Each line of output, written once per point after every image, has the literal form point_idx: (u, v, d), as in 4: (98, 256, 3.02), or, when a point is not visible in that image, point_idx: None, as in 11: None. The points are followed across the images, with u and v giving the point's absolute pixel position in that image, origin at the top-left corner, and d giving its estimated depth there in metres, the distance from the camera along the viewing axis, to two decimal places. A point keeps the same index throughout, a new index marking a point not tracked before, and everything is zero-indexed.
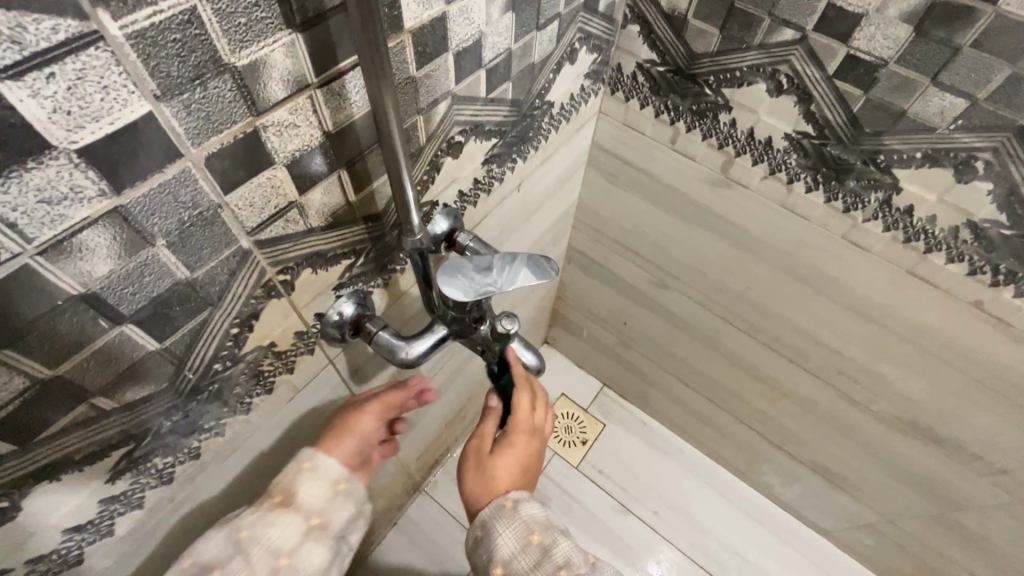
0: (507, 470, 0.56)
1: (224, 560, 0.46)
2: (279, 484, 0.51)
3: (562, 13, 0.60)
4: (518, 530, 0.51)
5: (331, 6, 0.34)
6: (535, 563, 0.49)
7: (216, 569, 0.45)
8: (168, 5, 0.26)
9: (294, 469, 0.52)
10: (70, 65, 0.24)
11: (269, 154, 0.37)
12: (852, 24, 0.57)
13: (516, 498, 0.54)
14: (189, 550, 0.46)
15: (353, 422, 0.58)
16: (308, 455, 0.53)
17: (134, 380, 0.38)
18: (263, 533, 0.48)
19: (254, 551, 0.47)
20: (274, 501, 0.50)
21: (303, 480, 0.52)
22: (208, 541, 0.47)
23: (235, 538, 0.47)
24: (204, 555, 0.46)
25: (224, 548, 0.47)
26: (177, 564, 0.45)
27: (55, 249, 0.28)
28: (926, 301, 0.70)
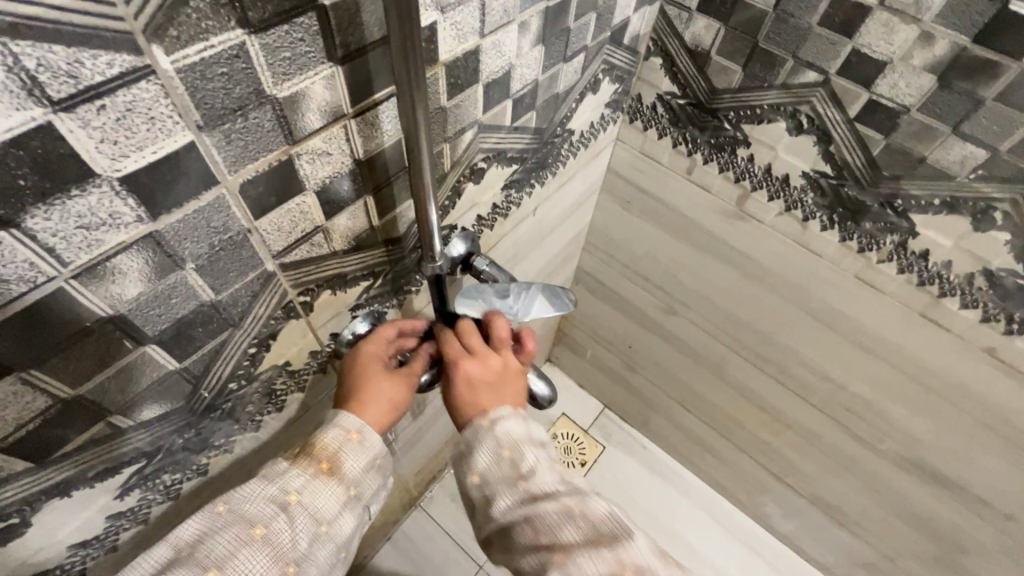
0: (467, 393, 0.46)
1: (267, 518, 0.38)
2: (326, 449, 0.43)
3: (589, 45, 0.61)
4: (489, 447, 0.44)
5: (372, 40, 0.34)
6: (506, 477, 0.43)
7: (257, 528, 0.38)
8: (219, 40, 0.26)
9: (340, 437, 0.43)
10: (121, 98, 0.25)
11: (301, 182, 0.37)
12: (876, 71, 0.57)
13: (496, 415, 0.45)
14: (229, 496, 0.38)
15: (393, 389, 0.48)
16: (356, 423, 0.45)
17: (152, 398, 0.38)
18: (310, 501, 0.40)
19: (300, 519, 0.39)
20: (321, 468, 0.42)
21: (350, 451, 0.43)
22: (250, 491, 0.39)
23: (282, 500, 0.39)
24: (246, 508, 0.38)
25: (269, 505, 0.39)
26: (209, 509, 0.38)
27: (89, 272, 0.28)
28: (939, 345, 0.70)
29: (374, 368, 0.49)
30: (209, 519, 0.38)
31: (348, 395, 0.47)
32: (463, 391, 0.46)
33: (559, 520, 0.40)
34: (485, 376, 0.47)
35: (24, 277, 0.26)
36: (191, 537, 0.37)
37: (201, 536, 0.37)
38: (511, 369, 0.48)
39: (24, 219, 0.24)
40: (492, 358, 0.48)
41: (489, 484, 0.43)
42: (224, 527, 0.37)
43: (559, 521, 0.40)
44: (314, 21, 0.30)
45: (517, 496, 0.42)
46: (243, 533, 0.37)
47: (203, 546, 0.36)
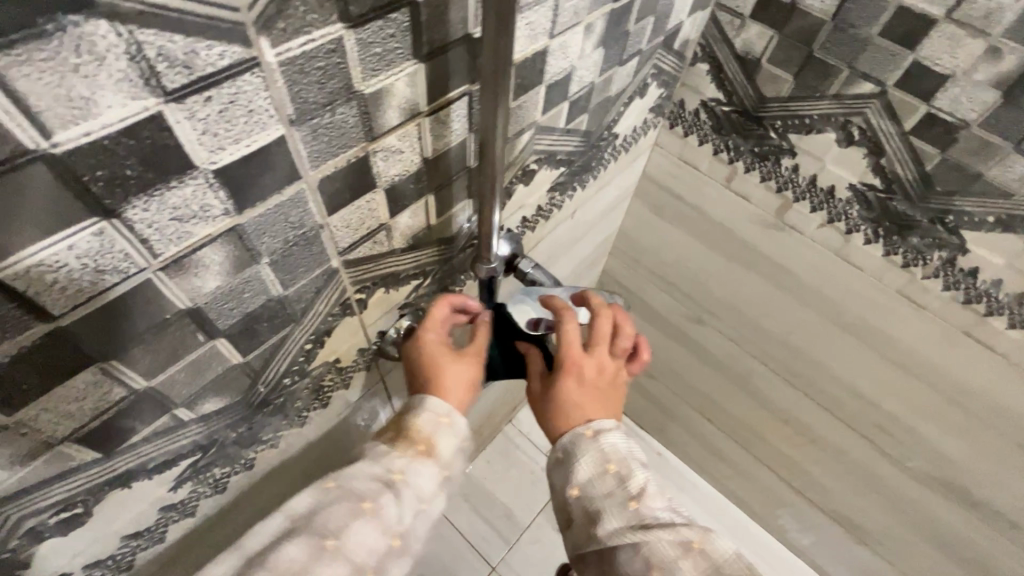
0: (576, 392, 0.45)
1: (375, 493, 0.38)
2: (422, 432, 0.43)
3: (644, 49, 0.60)
4: (594, 458, 0.42)
5: (455, 38, 0.34)
6: (609, 493, 0.40)
7: (368, 502, 0.37)
8: (321, 34, 0.26)
9: (433, 421, 0.43)
10: (226, 89, 0.24)
11: (372, 179, 0.36)
12: (936, 84, 0.56)
13: (599, 426, 0.43)
14: (337, 473, 0.39)
15: (468, 375, 0.47)
16: (444, 408, 0.44)
17: (215, 392, 0.38)
18: (412, 479, 0.41)
19: (405, 497, 0.40)
20: (419, 450, 0.42)
21: (443, 434, 0.44)
22: (358, 471, 0.39)
23: (387, 478, 0.40)
24: (354, 484, 0.38)
25: (376, 482, 0.39)
26: (318, 484, 0.38)
27: (176, 264, 0.28)
28: (983, 366, 0.69)
29: (445, 354, 0.47)
30: (319, 494, 0.37)
31: (427, 381, 0.46)
32: (574, 390, 0.45)
33: (675, 554, 0.36)
34: (597, 381, 0.46)
35: (118, 268, 0.26)
36: (304, 510, 0.36)
37: (314, 508, 0.36)
38: (621, 382, 0.47)
39: (126, 209, 0.24)
40: (608, 364, 0.46)
41: (592, 499, 0.41)
42: (335, 501, 0.37)
43: (673, 555, 0.36)
44: (405, 18, 0.30)
45: (626, 518, 0.39)
46: (354, 506, 0.37)
47: (318, 517, 0.36)
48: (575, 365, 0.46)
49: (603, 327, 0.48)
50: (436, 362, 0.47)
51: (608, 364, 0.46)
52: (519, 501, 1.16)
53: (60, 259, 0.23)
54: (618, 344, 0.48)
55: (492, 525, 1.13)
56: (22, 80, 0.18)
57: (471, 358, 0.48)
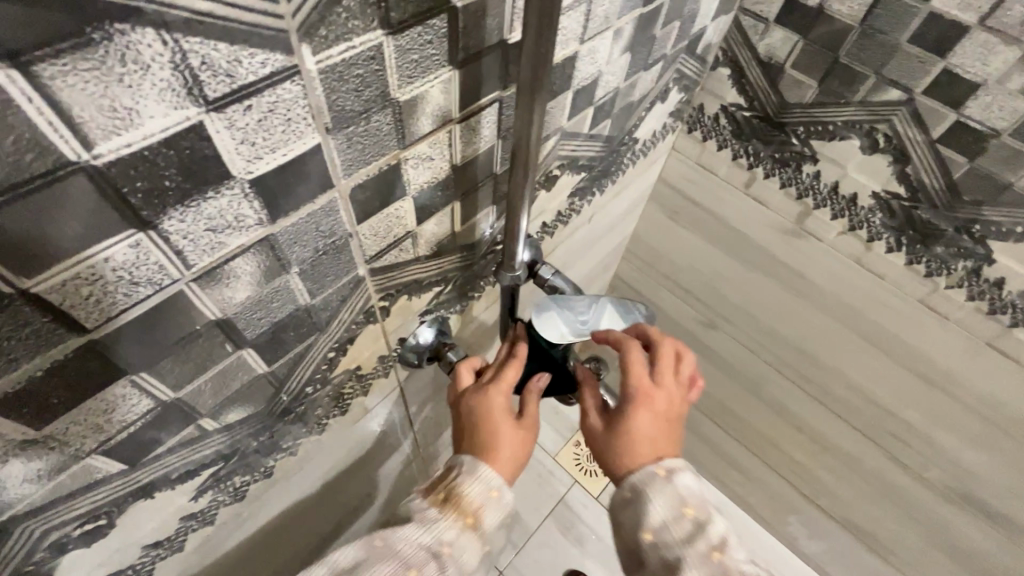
0: (645, 432, 0.44)
1: (420, 562, 0.39)
2: (471, 503, 0.42)
3: (668, 54, 0.59)
4: (670, 501, 0.42)
5: (489, 44, 0.33)
6: (689, 539, 0.40)
7: (413, 569, 0.38)
8: (361, 41, 0.25)
9: (483, 493, 0.42)
10: (266, 97, 0.23)
11: (402, 187, 0.36)
12: (966, 92, 0.55)
13: (670, 466, 0.43)
14: (387, 533, 0.40)
15: (522, 446, 0.45)
16: (496, 481, 0.43)
17: (240, 401, 0.37)
18: (458, 554, 0.41)
19: (448, 570, 0.40)
20: (467, 522, 0.41)
21: (490, 508, 0.43)
22: (407, 534, 0.40)
23: (433, 548, 0.40)
24: (402, 548, 0.39)
25: (424, 551, 0.39)
26: (368, 539, 0.40)
27: (208, 275, 0.27)
28: (1007, 378, 0.68)
29: (504, 419, 0.45)
30: (368, 549, 0.39)
31: (481, 444, 0.44)
32: (642, 430, 0.44)
33: None
34: (664, 418, 0.45)
35: (151, 280, 0.25)
36: (351, 562, 0.38)
37: (360, 562, 0.38)
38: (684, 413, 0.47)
39: (162, 220, 0.23)
40: (676, 398, 0.46)
41: (667, 543, 0.41)
42: (380, 562, 0.38)
43: None
44: (444, 24, 0.29)
45: (709, 568, 0.39)
46: (398, 569, 0.38)
47: (363, 574, 0.37)
48: (643, 403, 0.45)
49: (669, 359, 0.47)
50: (495, 426, 0.45)
51: (676, 397, 0.46)
52: (526, 503, 1.13)
53: (96, 272, 0.23)
54: (682, 374, 0.47)
55: None
56: (66, 91, 0.18)
57: (523, 428, 0.46)
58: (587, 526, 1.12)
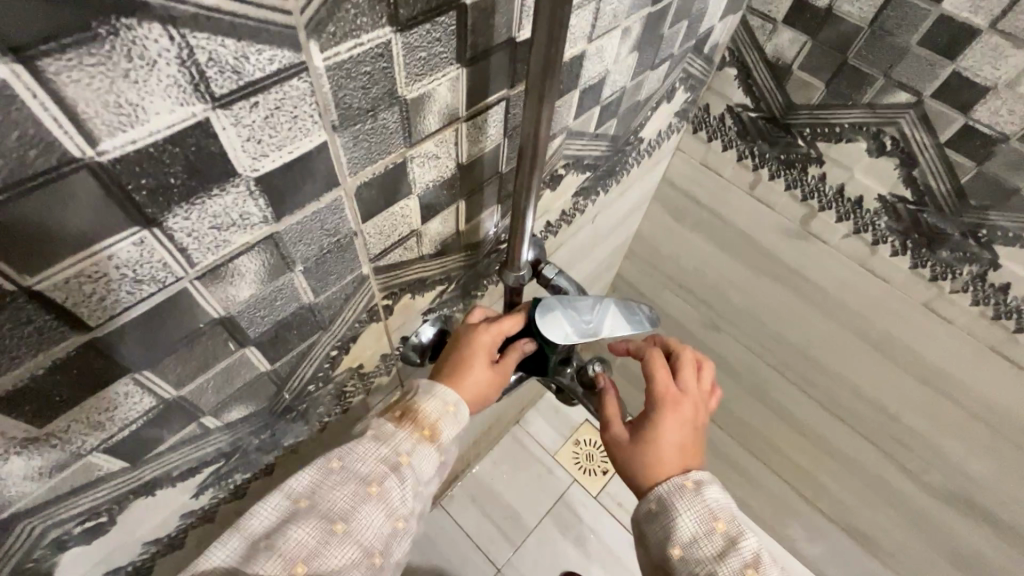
0: (674, 435, 0.45)
1: (380, 476, 0.38)
2: (427, 417, 0.42)
3: (675, 53, 0.58)
4: (700, 514, 0.41)
5: (498, 42, 0.33)
6: (720, 556, 0.39)
7: (373, 486, 0.37)
8: (369, 38, 0.25)
9: (440, 407, 0.43)
10: (273, 94, 0.23)
11: (407, 186, 0.35)
12: (975, 96, 0.55)
13: (699, 478, 0.43)
14: (341, 452, 0.38)
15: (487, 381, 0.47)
16: (452, 398, 0.44)
17: (242, 399, 0.37)
18: (417, 465, 0.40)
19: (407, 481, 0.39)
20: (423, 434, 0.42)
21: (447, 423, 0.43)
22: (362, 450, 0.39)
23: (393, 460, 0.39)
24: (358, 466, 0.38)
25: (382, 464, 0.39)
26: (323, 462, 0.38)
27: (211, 273, 0.27)
28: (1010, 384, 0.68)
29: (478, 355, 0.48)
30: (323, 474, 0.37)
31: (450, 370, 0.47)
32: (672, 434, 0.45)
33: None
34: (690, 423, 0.47)
35: (156, 277, 0.25)
36: (306, 490, 0.36)
37: (317, 487, 0.37)
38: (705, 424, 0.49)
39: (167, 218, 0.23)
40: (701, 413, 0.48)
41: (696, 560, 0.40)
42: (339, 484, 0.37)
43: None
44: (452, 21, 0.29)
45: None
46: (359, 490, 0.37)
47: (322, 499, 0.36)
48: (670, 407, 0.47)
49: (691, 375, 0.50)
50: (466, 357, 0.47)
51: (700, 411, 0.48)
52: (526, 501, 1.13)
53: (99, 269, 0.22)
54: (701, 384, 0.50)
55: (498, 525, 1.10)
56: (71, 86, 0.17)
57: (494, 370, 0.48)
58: (585, 525, 1.12)
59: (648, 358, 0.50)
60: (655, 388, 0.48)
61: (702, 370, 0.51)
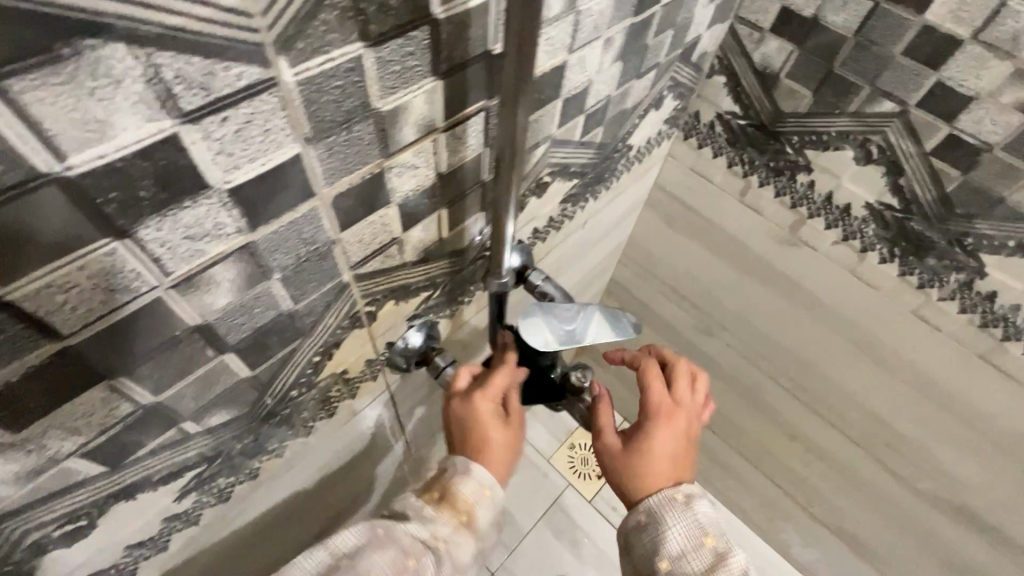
0: (662, 449, 0.46)
1: (418, 552, 0.39)
2: (466, 503, 0.43)
3: (662, 62, 0.59)
4: (689, 527, 0.42)
5: (474, 55, 0.33)
6: (707, 569, 0.40)
7: (412, 560, 0.38)
8: (340, 53, 0.26)
9: (477, 492, 0.44)
10: (243, 109, 0.24)
11: (386, 195, 0.36)
12: (959, 106, 0.55)
13: (689, 491, 0.44)
14: (387, 525, 0.40)
15: (510, 442, 0.47)
16: (488, 481, 0.45)
17: (223, 405, 0.37)
18: (455, 549, 0.42)
19: (444, 562, 0.40)
20: (461, 521, 0.43)
21: (483, 506, 0.44)
22: (407, 528, 0.40)
23: (431, 542, 0.41)
24: (402, 541, 0.39)
25: (421, 542, 0.40)
26: (368, 525, 0.40)
27: (186, 282, 0.28)
28: (999, 391, 0.68)
29: (492, 418, 0.47)
30: (368, 536, 0.39)
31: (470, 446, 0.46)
32: (660, 447, 0.46)
33: None
34: (680, 436, 0.47)
35: (129, 287, 0.25)
36: (350, 549, 0.38)
37: (360, 548, 0.38)
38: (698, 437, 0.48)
39: (139, 229, 0.24)
40: (694, 425, 0.48)
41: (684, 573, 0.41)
42: (381, 549, 0.38)
43: None
44: (425, 36, 0.29)
45: None
46: (399, 559, 0.38)
47: (360, 560, 0.37)
48: (661, 420, 0.47)
49: (683, 387, 0.50)
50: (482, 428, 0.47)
51: (692, 423, 0.48)
52: (520, 505, 1.13)
53: (71, 279, 0.23)
54: (694, 397, 0.50)
55: None
56: (37, 104, 0.18)
57: (509, 426, 0.47)
58: (579, 529, 1.12)
59: (643, 368, 0.50)
60: (651, 398, 0.49)
61: (696, 382, 0.51)
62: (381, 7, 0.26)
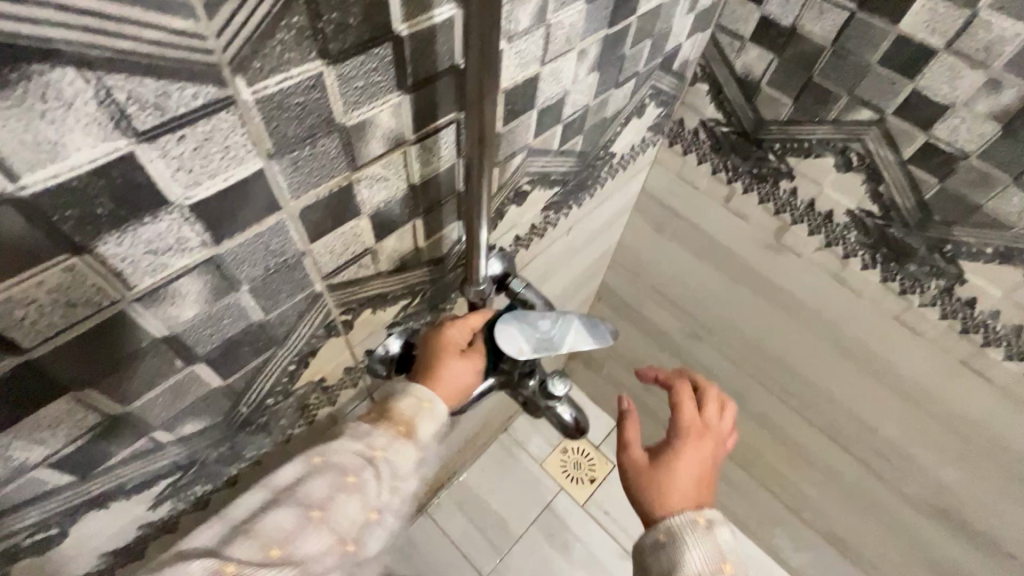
0: (688, 468, 0.46)
1: (357, 468, 0.39)
2: (403, 413, 0.42)
3: (641, 71, 0.59)
4: (710, 553, 0.41)
5: (441, 69, 0.34)
6: None
7: (350, 476, 0.38)
8: (299, 71, 0.26)
9: (415, 403, 0.43)
10: (201, 127, 0.24)
11: (356, 206, 0.36)
12: (935, 114, 0.56)
13: (712, 516, 0.43)
14: (322, 449, 0.39)
15: (462, 371, 0.47)
16: (429, 394, 0.44)
17: (195, 414, 0.38)
18: (393, 458, 0.40)
19: (385, 474, 0.40)
20: (399, 431, 0.41)
21: (424, 419, 0.43)
22: (341, 446, 0.39)
23: (369, 456, 0.40)
24: (338, 459, 0.39)
25: (359, 458, 0.39)
26: (305, 456, 0.39)
27: (150, 295, 0.28)
28: (981, 396, 0.68)
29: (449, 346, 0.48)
30: (305, 467, 0.38)
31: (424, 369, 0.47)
32: (686, 467, 0.46)
33: None
34: (705, 459, 0.47)
35: (91, 301, 0.26)
36: (288, 483, 0.37)
37: (298, 481, 0.37)
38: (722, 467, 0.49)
39: (98, 245, 0.24)
40: (719, 453, 0.49)
41: None
42: (318, 479, 0.38)
43: None
44: (389, 52, 0.30)
45: None
46: (336, 480, 0.38)
47: (301, 490, 0.37)
48: (689, 441, 0.48)
49: (711, 415, 0.51)
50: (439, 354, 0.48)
51: (718, 450, 0.49)
52: (512, 509, 1.13)
53: (30, 294, 0.23)
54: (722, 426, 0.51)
55: (482, 533, 1.10)
56: None
57: (466, 357, 0.48)
58: (570, 533, 1.12)
59: (676, 390, 0.52)
60: (682, 420, 0.50)
61: (724, 413, 0.52)
62: (339, 25, 0.26)
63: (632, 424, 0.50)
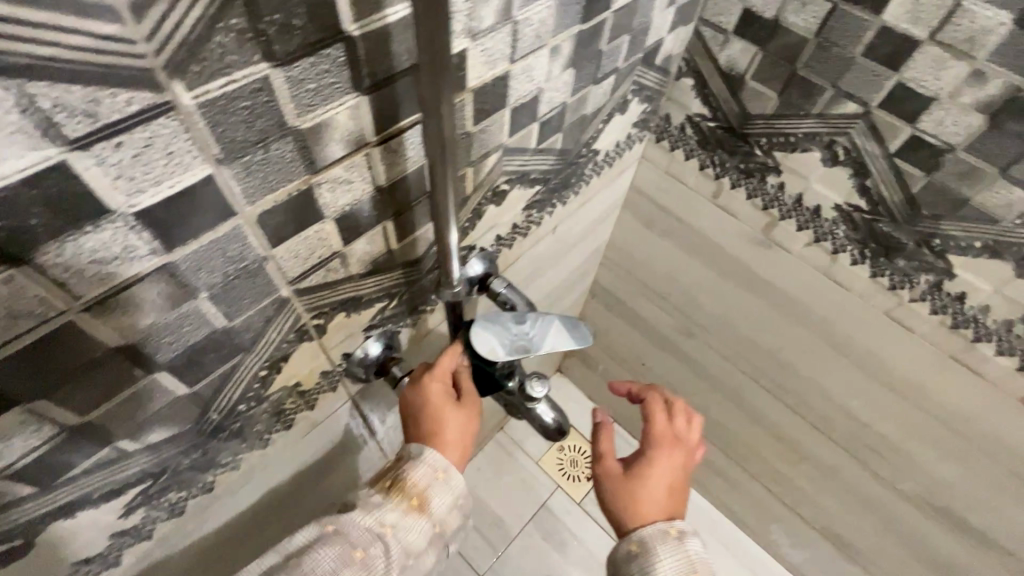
0: (657, 481, 0.45)
1: (367, 542, 0.42)
2: (416, 486, 0.45)
3: (620, 68, 0.58)
4: (681, 561, 0.42)
5: (401, 68, 0.33)
6: None
7: (358, 551, 0.41)
8: (243, 74, 0.25)
9: (428, 475, 0.46)
10: (139, 133, 0.24)
11: (320, 210, 0.36)
12: (920, 106, 0.55)
13: (682, 527, 0.43)
14: (336, 520, 0.43)
15: (462, 421, 0.48)
16: (440, 463, 0.46)
17: (161, 422, 0.37)
18: (403, 533, 0.44)
19: (392, 550, 0.43)
20: (412, 504, 0.45)
21: (436, 489, 0.46)
22: (354, 519, 0.43)
23: (378, 530, 0.43)
24: (349, 533, 0.42)
25: (369, 532, 0.42)
26: (321, 523, 0.42)
27: (99, 305, 0.28)
28: (973, 391, 0.67)
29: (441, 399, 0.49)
30: (319, 534, 0.42)
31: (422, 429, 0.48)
32: (656, 480, 0.45)
33: None
34: (676, 472, 0.46)
35: (35, 312, 0.25)
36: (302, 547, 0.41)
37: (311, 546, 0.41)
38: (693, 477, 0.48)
39: (37, 255, 0.24)
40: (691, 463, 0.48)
41: None
42: (327, 546, 0.41)
43: None
44: (341, 52, 0.29)
45: None
46: (345, 554, 0.41)
47: (310, 556, 0.40)
48: (659, 453, 0.47)
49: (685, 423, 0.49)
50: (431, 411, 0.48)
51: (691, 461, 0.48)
52: (507, 507, 1.13)
53: None
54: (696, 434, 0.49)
55: (477, 532, 1.10)
56: None
57: (463, 406, 0.49)
58: (566, 531, 1.12)
59: (649, 400, 0.51)
60: (653, 430, 0.49)
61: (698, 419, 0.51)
62: (284, 27, 0.26)
63: (606, 435, 0.49)
